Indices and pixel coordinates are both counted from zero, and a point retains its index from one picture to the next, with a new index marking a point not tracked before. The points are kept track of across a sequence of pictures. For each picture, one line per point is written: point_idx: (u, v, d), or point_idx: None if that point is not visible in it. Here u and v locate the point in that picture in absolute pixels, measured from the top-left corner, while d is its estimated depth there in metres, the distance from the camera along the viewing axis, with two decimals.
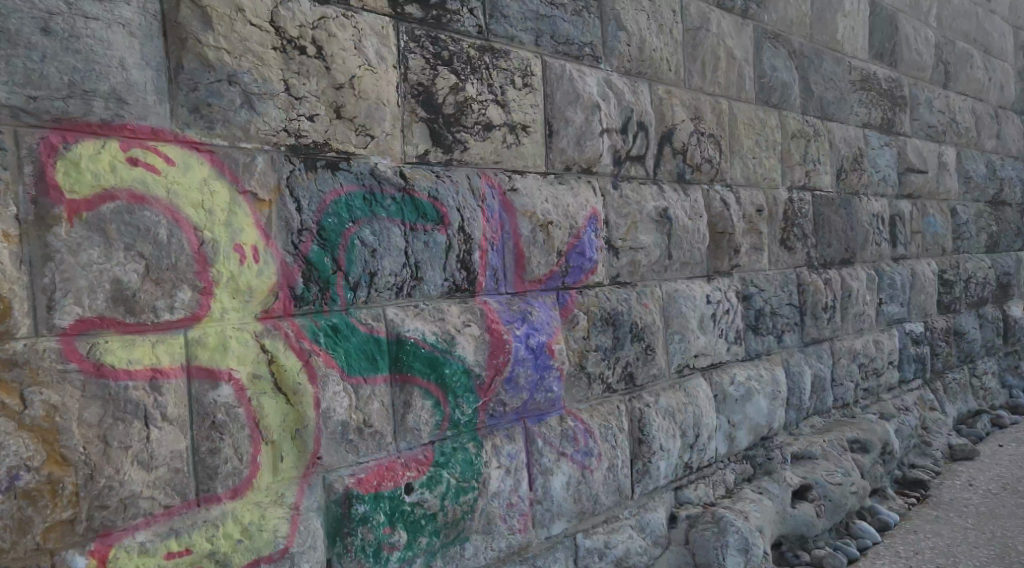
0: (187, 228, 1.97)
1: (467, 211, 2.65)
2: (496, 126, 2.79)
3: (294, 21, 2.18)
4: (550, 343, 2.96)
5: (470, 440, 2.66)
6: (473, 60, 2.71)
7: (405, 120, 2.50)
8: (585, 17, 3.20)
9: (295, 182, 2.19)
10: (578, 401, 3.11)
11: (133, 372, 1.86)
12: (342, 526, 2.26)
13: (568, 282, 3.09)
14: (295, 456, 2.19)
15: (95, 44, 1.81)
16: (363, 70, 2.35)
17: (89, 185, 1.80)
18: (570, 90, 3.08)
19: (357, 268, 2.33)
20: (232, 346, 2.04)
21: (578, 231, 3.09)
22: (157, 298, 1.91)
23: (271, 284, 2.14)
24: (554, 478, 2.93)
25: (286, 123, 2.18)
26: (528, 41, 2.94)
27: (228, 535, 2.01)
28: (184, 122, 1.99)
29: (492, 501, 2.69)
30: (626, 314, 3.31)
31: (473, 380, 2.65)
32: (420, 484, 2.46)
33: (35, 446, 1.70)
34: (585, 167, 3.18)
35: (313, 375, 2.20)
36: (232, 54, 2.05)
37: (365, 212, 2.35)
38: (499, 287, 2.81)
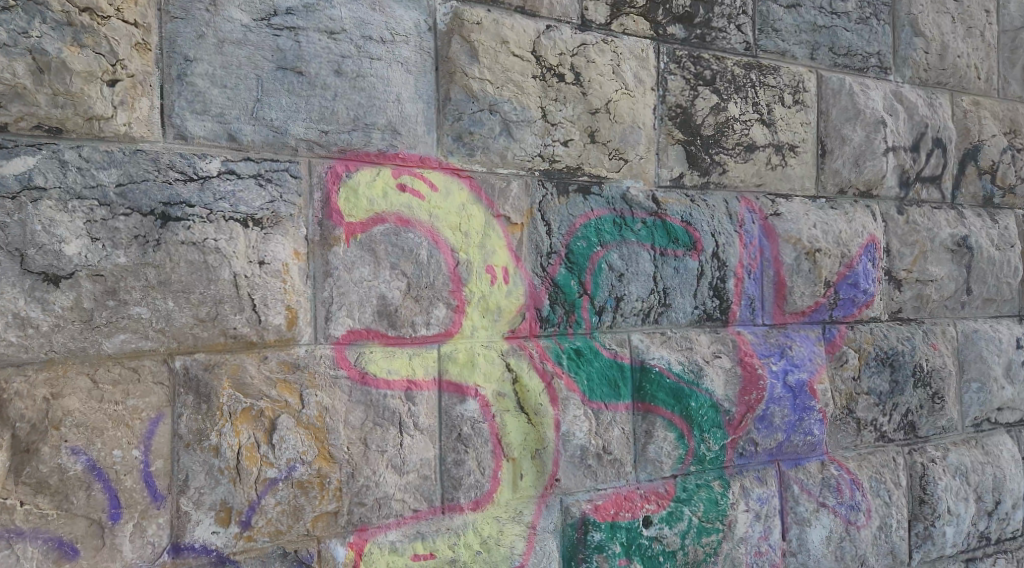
0: (446, 251, 1.93)
1: (722, 237, 2.26)
2: (759, 148, 2.34)
3: (554, 50, 2.03)
4: (814, 382, 2.34)
5: (716, 477, 2.24)
6: (738, 79, 2.29)
7: (661, 143, 2.21)
8: (872, 23, 2.55)
9: (549, 207, 2.05)
10: (844, 448, 2.46)
11: (389, 382, 1.85)
12: (576, 552, 2.04)
13: (836, 316, 2.45)
14: (534, 474, 2.02)
15: (375, 81, 1.85)
16: (620, 95, 2.12)
17: (364, 210, 1.84)
18: (849, 107, 2.47)
19: (604, 292, 2.11)
20: (479, 363, 1.96)
21: (853, 260, 2.45)
22: (417, 314, 1.90)
23: (519, 305, 2.02)
24: (812, 530, 2.35)
25: (542, 149, 2.04)
26: (802, 55, 2.43)
27: (470, 544, 1.91)
28: (448, 147, 1.95)
29: (737, 547, 2.23)
30: (909, 354, 2.54)
31: (722, 414, 2.21)
32: (660, 518, 2.12)
33: (309, 442, 1.74)
34: (864, 190, 2.53)
35: (555, 398, 2.02)
36: (495, 86, 1.96)
37: (615, 237, 2.12)
38: (755, 318, 2.33)
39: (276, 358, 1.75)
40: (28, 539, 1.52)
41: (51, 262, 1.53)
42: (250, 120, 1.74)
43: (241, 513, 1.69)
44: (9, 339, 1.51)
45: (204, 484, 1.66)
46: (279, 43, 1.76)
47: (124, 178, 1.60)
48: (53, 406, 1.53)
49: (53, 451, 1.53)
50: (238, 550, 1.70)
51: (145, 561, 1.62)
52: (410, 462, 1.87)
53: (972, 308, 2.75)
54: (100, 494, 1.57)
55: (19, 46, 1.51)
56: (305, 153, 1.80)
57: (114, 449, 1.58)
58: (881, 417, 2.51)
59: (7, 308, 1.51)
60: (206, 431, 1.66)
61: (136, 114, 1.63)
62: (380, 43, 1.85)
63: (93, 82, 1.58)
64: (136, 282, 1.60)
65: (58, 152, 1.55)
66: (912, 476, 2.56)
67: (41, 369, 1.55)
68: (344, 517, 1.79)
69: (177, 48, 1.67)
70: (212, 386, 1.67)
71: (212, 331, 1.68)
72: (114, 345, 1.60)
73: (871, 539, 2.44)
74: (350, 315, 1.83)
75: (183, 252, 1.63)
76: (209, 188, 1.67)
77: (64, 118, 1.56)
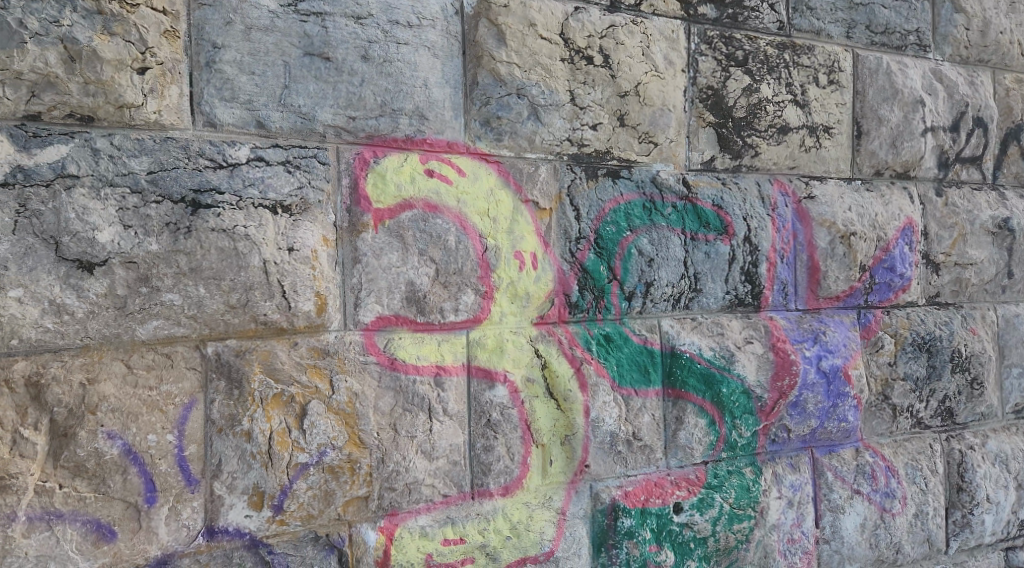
0: (474, 237, 1.92)
1: (755, 221, 2.22)
2: (792, 130, 2.29)
3: (583, 32, 2.00)
4: (848, 368, 2.30)
5: (747, 464, 2.21)
6: (771, 59, 2.24)
7: (691, 126, 2.17)
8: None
9: (577, 191, 2.03)
10: (879, 435, 2.42)
11: (417, 368, 1.85)
12: (607, 538, 2.03)
13: (872, 301, 2.40)
14: (564, 461, 2.01)
15: (402, 66, 1.84)
16: (650, 77, 2.09)
17: (392, 196, 1.83)
18: (886, 86, 2.40)
19: (634, 277, 2.08)
20: (508, 349, 1.95)
21: (889, 244, 2.39)
22: (445, 300, 1.89)
23: (548, 291, 2.00)
24: (846, 518, 2.32)
25: (570, 133, 2.02)
26: (838, 34, 2.37)
27: (500, 529, 1.92)
28: (476, 132, 1.94)
29: (770, 534, 2.21)
30: (947, 339, 2.47)
31: (754, 400, 2.18)
32: (691, 505, 2.11)
33: (339, 428, 1.75)
34: (900, 172, 2.47)
35: (585, 384, 2.01)
36: (523, 69, 1.94)
37: (645, 222, 2.09)
38: (788, 304, 2.30)
39: (306, 344, 1.75)
40: (67, 521, 1.55)
41: (84, 249, 1.55)
42: (278, 106, 1.74)
43: (273, 498, 1.70)
44: (46, 325, 1.54)
45: (237, 468, 1.68)
46: (307, 29, 1.75)
47: (154, 166, 1.61)
48: (89, 391, 1.56)
49: (90, 436, 1.56)
50: (272, 533, 1.71)
51: (181, 544, 1.65)
52: (439, 448, 1.87)
53: (1013, 292, 2.68)
54: (136, 478, 1.60)
55: (51, 35, 1.52)
56: (333, 139, 1.80)
57: (148, 433, 1.61)
58: (917, 403, 2.45)
59: (44, 294, 1.53)
60: (238, 416, 1.68)
61: (166, 101, 1.64)
62: (407, 28, 1.84)
63: (123, 70, 1.59)
64: (168, 269, 1.61)
65: (90, 141, 1.57)
66: (950, 463, 2.51)
67: (77, 355, 1.57)
68: (375, 502, 1.80)
69: (205, 35, 1.68)
70: (244, 372, 1.69)
71: (243, 317, 1.69)
72: (147, 331, 1.62)
73: (906, 527, 2.40)
74: (379, 302, 1.83)
75: (214, 239, 1.64)
76: (238, 175, 1.68)
77: (95, 107, 1.58)
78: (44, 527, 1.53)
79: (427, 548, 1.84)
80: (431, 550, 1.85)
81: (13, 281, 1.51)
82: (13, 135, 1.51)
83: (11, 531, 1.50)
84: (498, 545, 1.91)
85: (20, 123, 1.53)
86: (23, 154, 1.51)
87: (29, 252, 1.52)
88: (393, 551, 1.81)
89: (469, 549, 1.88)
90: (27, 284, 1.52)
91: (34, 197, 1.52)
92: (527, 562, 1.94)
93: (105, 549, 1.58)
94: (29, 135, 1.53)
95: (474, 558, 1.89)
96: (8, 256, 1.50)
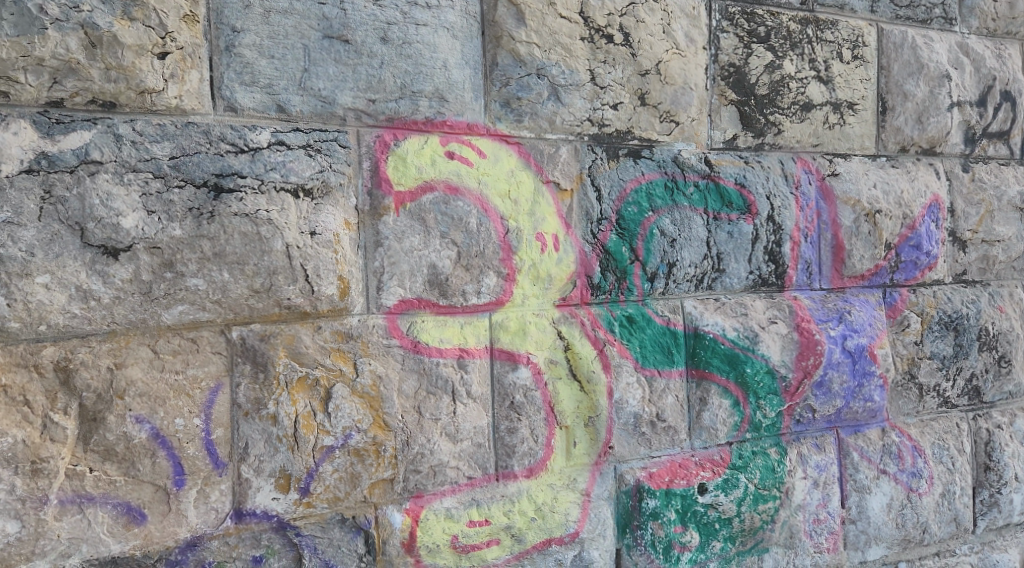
0: (495, 219, 1.91)
1: (778, 199, 2.19)
2: (816, 107, 2.25)
3: (603, 10, 1.97)
4: (874, 347, 2.27)
5: (772, 444, 2.20)
6: (793, 35, 2.20)
7: (713, 104, 2.14)
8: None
9: (599, 172, 2.01)
10: (906, 414, 2.40)
11: (440, 350, 1.85)
12: (631, 519, 2.04)
13: (898, 279, 2.37)
14: (588, 442, 2.01)
15: (421, 48, 1.82)
16: (671, 55, 2.06)
17: (413, 178, 1.83)
18: (911, 60, 2.36)
19: (656, 258, 2.07)
20: (531, 331, 1.94)
21: (915, 221, 2.36)
22: (467, 282, 1.89)
23: (570, 273, 1.99)
24: (872, 498, 2.30)
25: (590, 112, 2.00)
26: (862, 9, 2.32)
27: (525, 511, 1.92)
28: (496, 114, 1.92)
29: (795, 514, 2.20)
30: (974, 317, 2.44)
31: (779, 380, 2.16)
32: (715, 486, 2.10)
33: (364, 411, 1.76)
34: (926, 148, 2.43)
35: (608, 365, 2.00)
36: (542, 49, 1.92)
37: (667, 202, 2.07)
38: (812, 283, 2.27)
39: (330, 328, 1.75)
40: (98, 504, 1.57)
41: (109, 235, 1.56)
42: (298, 90, 1.73)
43: (300, 480, 1.71)
44: (73, 311, 1.55)
45: (264, 451, 1.69)
46: (326, 11, 1.74)
47: (177, 151, 1.61)
48: (117, 375, 1.57)
49: (119, 420, 1.57)
50: (298, 516, 1.73)
51: (210, 526, 1.66)
52: (463, 430, 1.87)
53: None
54: (165, 461, 1.61)
55: (72, 21, 1.52)
56: (354, 122, 1.79)
57: (176, 417, 1.62)
58: (944, 383, 2.43)
59: (71, 280, 1.54)
60: (264, 399, 1.69)
61: (187, 86, 1.64)
62: (426, 9, 1.82)
63: (144, 55, 1.59)
64: (192, 254, 1.62)
65: (112, 126, 1.57)
66: (977, 443, 2.49)
67: (104, 340, 1.58)
68: (400, 484, 1.81)
69: (224, 19, 1.67)
70: (268, 355, 1.69)
71: (267, 302, 1.70)
72: (173, 316, 1.63)
73: (933, 506, 2.38)
74: (402, 285, 1.83)
75: (236, 224, 1.65)
76: (260, 160, 1.67)
77: (117, 92, 1.58)
78: (76, 510, 1.55)
79: (453, 529, 1.85)
80: (457, 531, 1.86)
81: (40, 267, 1.52)
82: (37, 121, 1.52)
83: (43, 515, 1.52)
84: (523, 526, 1.91)
85: (43, 109, 1.53)
86: (47, 141, 1.52)
87: (54, 238, 1.53)
88: (419, 533, 1.82)
89: (494, 530, 1.89)
90: (54, 271, 1.53)
91: (59, 183, 1.53)
92: (553, 544, 1.95)
93: (136, 531, 1.60)
94: (52, 122, 1.53)
95: (499, 540, 1.90)
96: (34, 242, 1.51)
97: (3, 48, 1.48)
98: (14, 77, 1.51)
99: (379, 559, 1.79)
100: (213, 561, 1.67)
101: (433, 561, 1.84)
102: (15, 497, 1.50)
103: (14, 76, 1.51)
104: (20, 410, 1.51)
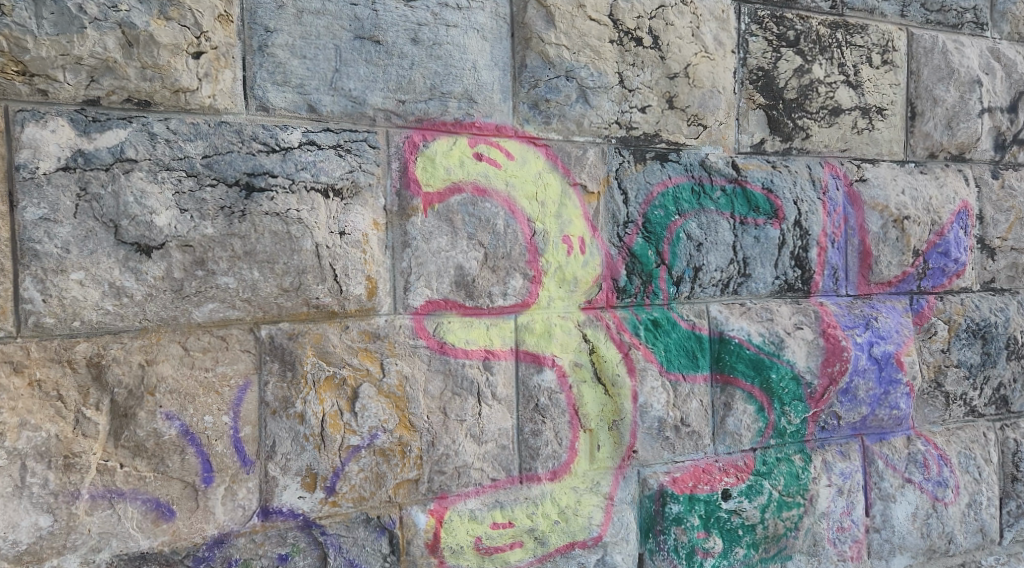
0: (522, 221, 1.90)
1: (805, 204, 2.18)
2: (845, 112, 2.24)
3: (632, 13, 1.97)
4: (900, 354, 2.25)
5: (796, 450, 2.18)
6: (823, 39, 2.19)
7: (741, 108, 2.13)
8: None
9: (625, 174, 2.01)
10: (930, 423, 2.38)
11: (466, 352, 1.85)
12: (654, 524, 2.03)
13: (925, 286, 2.35)
14: (612, 446, 2.00)
15: (451, 49, 1.83)
16: (700, 59, 2.05)
17: (441, 180, 1.83)
18: (942, 65, 2.34)
19: (682, 262, 2.06)
20: (556, 334, 1.94)
21: (944, 228, 2.33)
22: (493, 284, 1.89)
23: (596, 276, 1.98)
24: (897, 506, 2.28)
25: (618, 115, 1.99)
26: (892, 13, 2.31)
27: (548, 514, 1.92)
28: (524, 115, 1.92)
29: (819, 522, 2.18)
30: (1003, 326, 2.41)
31: (804, 387, 2.15)
32: (739, 492, 2.09)
33: (390, 411, 1.76)
34: (955, 154, 2.41)
35: (633, 369, 2.00)
36: (572, 51, 1.91)
37: (693, 205, 2.07)
38: (839, 289, 2.25)
39: (357, 328, 1.76)
40: (128, 499, 1.58)
41: (143, 233, 1.57)
42: (328, 90, 1.74)
43: (325, 479, 1.72)
44: (106, 307, 1.56)
45: (291, 450, 1.70)
46: (357, 12, 1.75)
47: (210, 149, 1.62)
48: (148, 372, 1.58)
49: (149, 416, 1.58)
50: (324, 515, 1.73)
51: (237, 523, 1.67)
52: (488, 432, 1.87)
53: None
54: (193, 458, 1.62)
55: (110, 20, 1.53)
56: (383, 123, 1.79)
57: (205, 415, 1.63)
58: (971, 391, 2.40)
59: (105, 277, 1.55)
60: (292, 398, 1.70)
61: (220, 85, 1.65)
62: (456, 10, 1.83)
63: (179, 54, 1.60)
64: (223, 252, 1.63)
65: (147, 125, 1.58)
66: (1004, 452, 2.47)
67: (136, 336, 1.59)
68: (425, 485, 1.81)
69: (257, 19, 1.68)
70: (296, 354, 1.70)
71: (296, 300, 1.70)
72: (203, 314, 1.64)
73: (959, 516, 2.36)
74: (429, 286, 1.83)
75: (267, 223, 1.66)
76: (291, 159, 1.68)
77: (152, 91, 1.60)
78: (106, 505, 1.56)
79: (476, 531, 1.85)
80: (480, 533, 1.86)
81: (75, 263, 1.53)
82: (74, 119, 1.54)
83: (75, 509, 1.54)
84: (546, 529, 1.91)
85: (80, 108, 1.55)
86: (83, 139, 1.54)
87: (89, 235, 1.54)
88: (443, 533, 1.82)
89: (517, 532, 1.89)
90: (88, 267, 1.54)
91: (94, 181, 1.54)
92: (576, 547, 1.94)
93: (164, 527, 1.61)
94: (88, 120, 1.55)
95: (523, 542, 1.90)
96: (70, 239, 1.53)
97: (43, 46, 1.50)
98: (53, 75, 1.52)
99: (403, 559, 1.80)
100: (239, 559, 1.67)
101: (456, 562, 1.84)
102: (48, 491, 1.52)
103: (53, 75, 1.52)
104: (54, 405, 1.53)
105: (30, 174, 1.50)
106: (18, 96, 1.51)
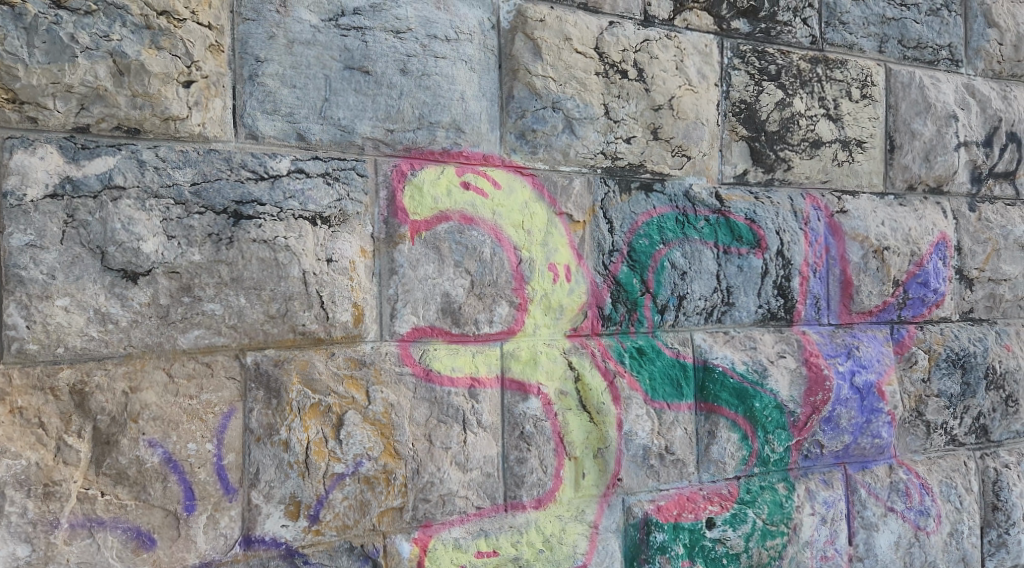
0: (509, 249, 1.92)
1: (787, 234, 2.21)
2: (825, 144, 2.28)
3: (617, 46, 2.01)
4: (881, 383, 2.28)
5: (780, 479, 2.20)
6: (803, 73, 2.24)
7: (724, 140, 2.17)
8: (943, 13, 2.46)
9: (611, 204, 2.03)
10: (912, 452, 2.40)
11: (452, 379, 1.86)
12: (639, 552, 2.03)
13: (905, 315, 2.39)
14: (597, 474, 2.01)
15: (440, 80, 1.86)
16: (684, 91, 2.09)
17: (428, 208, 1.85)
18: (919, 100, 2.40)
19: (667, 290, 2.08)
20: (542, 361, 1.95)
21: (923, 259, 2.38)
22: (479, 311, 1.90)
23: (582, 303, 2.00)
24: (880, 535, 2.29)
25: (604, 146, 2.02)
26: (870, 48, 2.36)
27: (533, 542, 1.91)
28: (511, 145, 1.95)
29: (803, 551, 2.19)
30: (982, 356, 2.45)
31: (787, 415, 2.17)
32: (723, 520, 2.10)
33: (375, 439, 1.76)
34: (933, 187, 2.46)
35: (618, 397, 2.01)
36: (558, 83, 1.95)
37: (678, 235, 2.09)
38: (821, 318, 2.28)
39: (343, 355, 1.76)
40: (108, 528, 1.56)
41: (129, 259, 1.57)
42: (318, 119, 1.76)
43: (310, 507, 1.71)
44: (91, 333, 1.56)
45: (274, 478, 1.69)
46: (347, 43, 1.77)
47: (198, 177, 1.64)
48: (132, 399, 1.58)
49: (132, 443, 1.57)
50: (307, 544, 1.72)
51: (219, 552, 1.65)
52: (473, 460, 1.87)
53: None
54: (176, 486, 1.61)
55: (101, 49, 1.55)
56: (371, 152, 1.81)
57: (188, 442, 1.62)
58: (951, 421, 2.43)
59: (90, 303, 1.55)
60: (277, 425, 1.69)
61: (210, 114, 1.67)
62: (445, 42, 1.86)
63: (170, 83, 1.61)
64: (210, 279, 1.63)
65: (136, 152, 1.60)
66: (985, 482, 2.49)
67: (120, 363, 1.59)
68: (410, 513, 1.81)
69: (248, 49, 1.70)
70: (282, 381, 1.70)
71: (283, 328, 1.71)
72: (189, 340, 1.63)
73: (941, 545, 2.37)
74: (415, 313, 1.84)
75: (254, 250, 1.66)
76: (279, 187, 1.70)
77: (141, 119, 1.61)
78: (86, 534, 1.54)
79: (461, 560, 1.84)
80: (465, 562, 1.84)
81: (60, 289, 1.53)
82: (63, 147, 1.54)
83: (53, 538, 1.52)
84: (531, 558, 1.90)
85: (69, 135, 1.56)
86: (72, 166, 1.54)
87: (76, 261, 1.54)
88: (427, 562, 1.81)
89: (502, 561, 1.88)
90: (74, 293, 1.54)
91: (82, 208, 1.55)
92: None
93: (144, 556, 1.59)
94: (77, 147, 1.56)
95: None
96: (56, 265, 1.53)
97: (34, 74, 1.51)
98: (43, 103, 1.53)
99: None
100: None
101: None
102: (26, 520, 1.50)
103: (43, 103, 1.53)
104: (35, 432, 1.52)
105: (17, 201, 1.50)
106: (7, 124, 1.52)
